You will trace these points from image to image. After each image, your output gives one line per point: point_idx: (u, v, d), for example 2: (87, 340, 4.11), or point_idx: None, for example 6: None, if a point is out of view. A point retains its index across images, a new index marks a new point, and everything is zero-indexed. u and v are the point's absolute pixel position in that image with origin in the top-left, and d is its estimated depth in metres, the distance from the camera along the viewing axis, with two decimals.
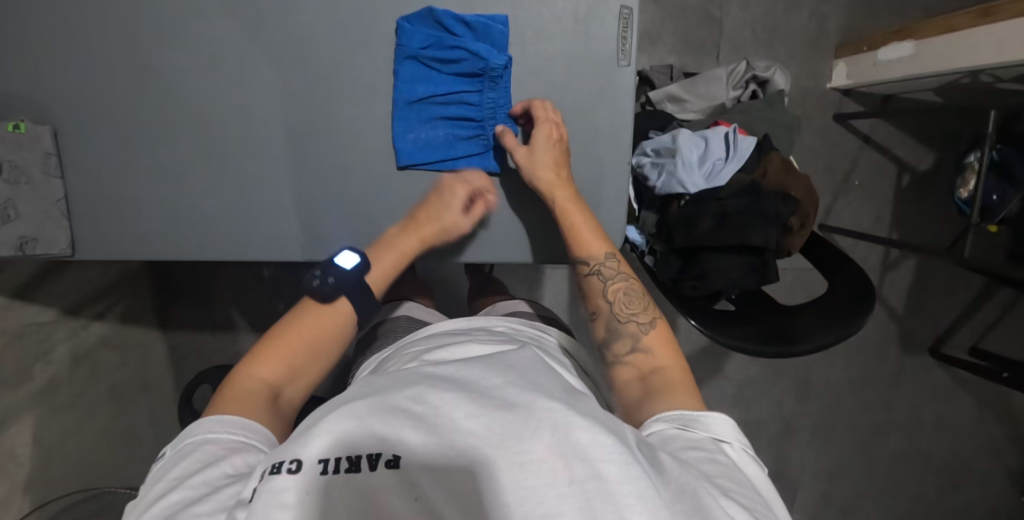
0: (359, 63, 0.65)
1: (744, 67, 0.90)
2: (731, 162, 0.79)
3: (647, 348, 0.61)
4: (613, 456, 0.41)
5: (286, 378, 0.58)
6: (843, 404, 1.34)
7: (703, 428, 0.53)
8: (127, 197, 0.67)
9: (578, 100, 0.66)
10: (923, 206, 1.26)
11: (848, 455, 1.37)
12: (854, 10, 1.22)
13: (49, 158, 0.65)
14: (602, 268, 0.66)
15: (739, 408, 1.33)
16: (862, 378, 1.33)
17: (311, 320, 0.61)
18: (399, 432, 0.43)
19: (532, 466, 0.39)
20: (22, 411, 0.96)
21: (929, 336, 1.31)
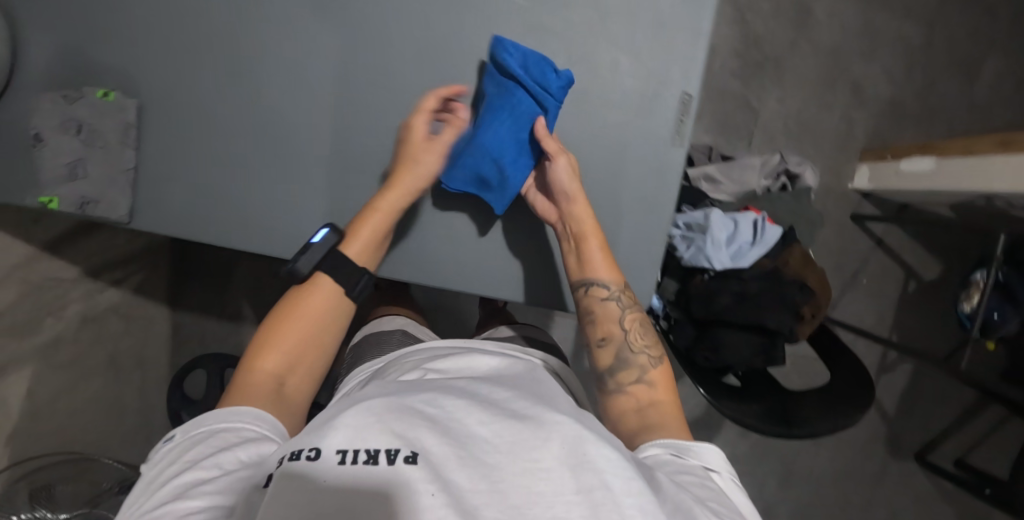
0: (434, 97, 0.69)
1: (778, 159, 0.95)
2: (757, 247, 0.83)
3: (651, 382, 0.66)
4: (616, 468, 0.45)
5: (287, 366, 0.63)
6: (825, 496, 1.34)
7: (695, 455, 0.57)
8: (193, 178, 0.71)
9: (629, 169, 0.70)
10: (926, 314, 1.30)
11: None
12: (882, 121, 1.29)
13: (128, 130, 0.69)
14: (620, 296, 0.69)
15: None
16: (847, 474, 1.33)
17: (310, 301, 0.66)
18: (417, 430, 0.46)
19: (542, 473, 0.44)
20: (21, 362, 0.97)
21: (917, 442, 1.32)
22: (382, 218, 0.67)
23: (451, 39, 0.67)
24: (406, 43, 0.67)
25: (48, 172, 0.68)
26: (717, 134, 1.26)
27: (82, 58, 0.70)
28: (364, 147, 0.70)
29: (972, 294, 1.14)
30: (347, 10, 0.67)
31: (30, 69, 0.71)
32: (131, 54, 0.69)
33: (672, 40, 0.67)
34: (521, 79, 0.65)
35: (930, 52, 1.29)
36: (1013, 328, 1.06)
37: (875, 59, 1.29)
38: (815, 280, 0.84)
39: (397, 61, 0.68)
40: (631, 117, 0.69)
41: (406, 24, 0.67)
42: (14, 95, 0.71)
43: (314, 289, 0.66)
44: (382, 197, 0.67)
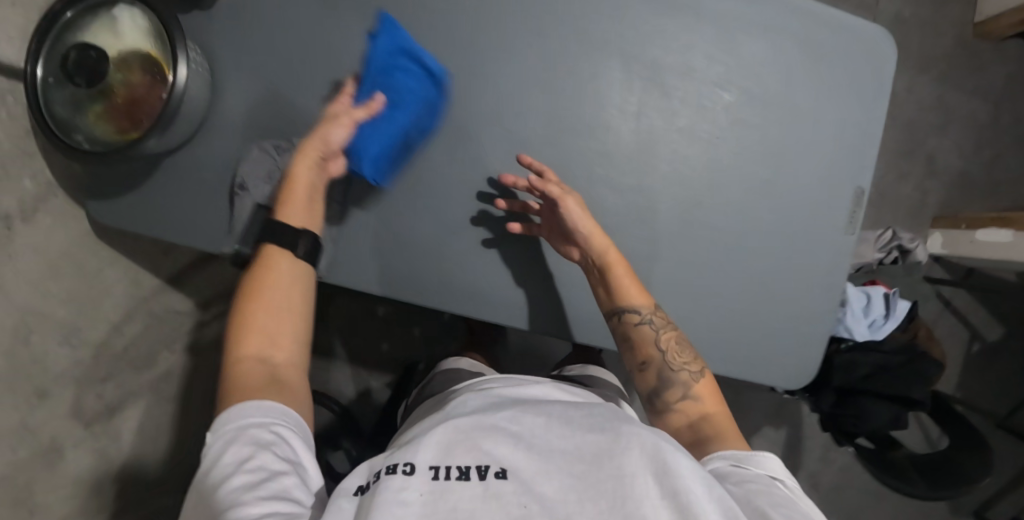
0: (640, 173, 0.71)
1: (890, 234, 1.02)
2: (889, 322, 0.90)
3: (698, 395, 0.63)
4: (701, 480, 0.44)
5: (269, 344, 0.55)
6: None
7: (758, 465, 0.53)
8: (390, 232, 0.69)
9: (806, 249, 0.75)
10: (986, 375, 1.37)
11: None
12: (953, 191, 1.37)
13: (336, 184, 0.68)
14: (653, 317, 0.66)
15: None
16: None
17: (270, 272, 0.57)
18: (497, 446, 0.46)
19: (630, 480, 0.44)
20: (136, 396, 0.95)
21: (976, 497, 1.37)
22: (305, 190, 0.61)
23: (661, 119, 0.70)
24: (619, 120, 0.70)
25: (249, 222, 0.69)
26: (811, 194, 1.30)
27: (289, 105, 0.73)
28: None
29: None
30: (565, 86, 0.69)
31: (228, 114, 0.72)
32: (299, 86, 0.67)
33: (845, 135, 0.74)
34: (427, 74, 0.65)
35: (997, 130, 1.38)
36: None
37: (948, 134, 1.37)
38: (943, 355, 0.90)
39: (609, 136, 0.70)
40: (808, 199, 0.74)
41: (623, 104, 0.70)
42: (210, 140, 0.72)
43: (267, 263, 0.58)
44: (291, 170, 0.60)
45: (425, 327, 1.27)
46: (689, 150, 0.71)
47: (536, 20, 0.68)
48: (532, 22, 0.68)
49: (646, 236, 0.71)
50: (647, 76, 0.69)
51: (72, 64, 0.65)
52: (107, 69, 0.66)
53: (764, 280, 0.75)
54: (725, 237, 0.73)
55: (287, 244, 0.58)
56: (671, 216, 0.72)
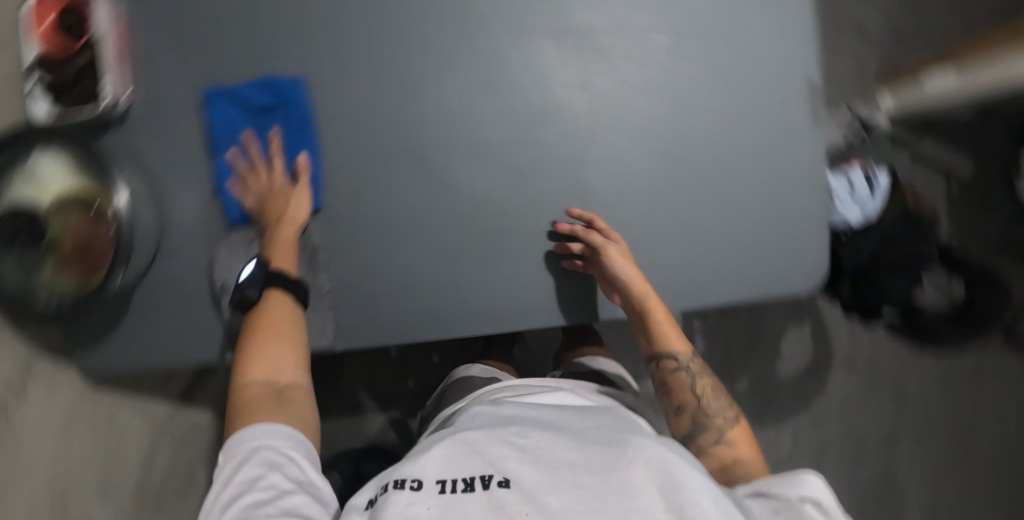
0: (594, 141, 0.73)
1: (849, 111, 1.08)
2: (876, 198, 0.91)
3: (728, 440, 0.69)
4: (709, 501, 0.42)
5: (273, 371, 0.56)
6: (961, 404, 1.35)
7: (789, 488, 0.54)
8: (382, 278, 0.70)
9: (777, 153, 0.75)
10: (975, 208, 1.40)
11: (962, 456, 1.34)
12: (888, 46, 1.39)
13: (315, 252, 0.69)
14: (690, 366, 0.74)
15: (846, 419, 1.35)
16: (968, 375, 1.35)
17: (278, 319, 0.60)
18: (502, 461, 0.46)
19: (633, 490, 0.42)
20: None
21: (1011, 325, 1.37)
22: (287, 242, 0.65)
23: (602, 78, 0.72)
24: (562, 94, 0.72)
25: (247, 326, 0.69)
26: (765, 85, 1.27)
27: None
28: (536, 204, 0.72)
29: None
30: (501, 79, 0.71)
31: (183, 224, 0.70)
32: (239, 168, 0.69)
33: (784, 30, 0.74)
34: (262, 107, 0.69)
35: None
36: None
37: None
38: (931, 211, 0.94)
39: (558, 112, 0.72)
40: (768, 103, 0.75)
41: (559, 78, 0.71)
42: (173, 255, 0.70)
43: (269, 308, 0.60)
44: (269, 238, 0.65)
45: (443, 351, 1.26)
46: (641, 98, 0.73)
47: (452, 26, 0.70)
48: (447, 37, 0.70)
49: (625, 192, 0.73)
50: (574, 43, 0.71)
51: (7, 229, 0.63)
52: (46, 223, 0.64)
53: (750, 192, 0.75)
54: (702, 165, 0.74)
55: (293, 293, 0.62)
56: (643, 167, 0.73)
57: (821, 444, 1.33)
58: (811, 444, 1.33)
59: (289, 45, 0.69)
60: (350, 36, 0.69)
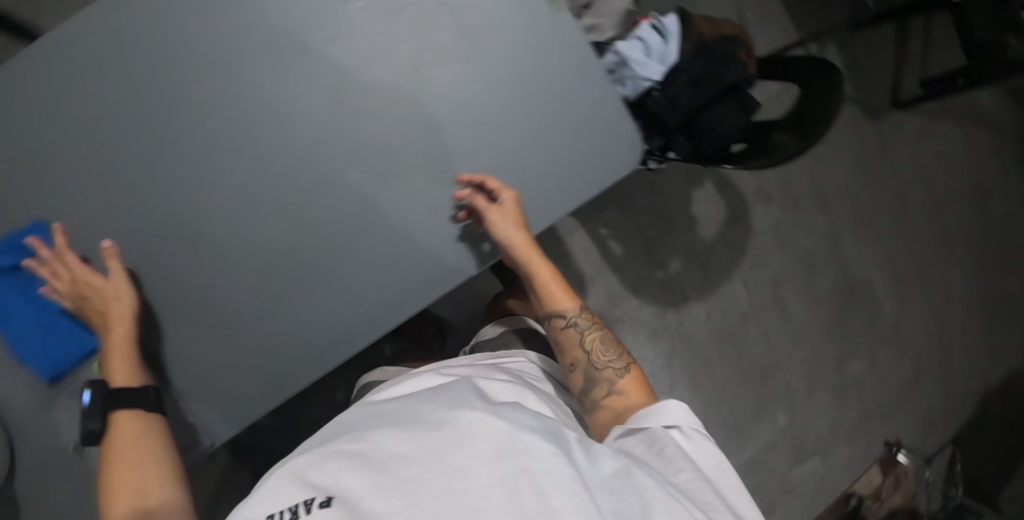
0: (331, 121, 0.59)
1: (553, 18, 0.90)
2: (672, 41, 0.76)
3: (618, 389, 0.76)
4: (536, 470, 0.50)
5: (134, 495, 0.57)
6: (898, 265, 1.47)
7: (657, 416, 0.68)
8: (174, 346, 0.61)
9: (549, 68, 0.64)
10: (874, 61, 1.40)
11: (907, 288, 1.48)
12: None
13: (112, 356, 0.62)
14: (577, 320, 0.81)
15: (804, 306, 1.41)
16: (903, 241, 1.46)
17: (121, 368, 0.58)
18: (337, 475, 0.50)
19: (454, 472, 0.50)
20: None
21: (885, 94, 1.41)
22: (119, 353, 0.58)
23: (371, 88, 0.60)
24: (321, 113, 0.59)
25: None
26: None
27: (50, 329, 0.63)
28: (313, 218, 0.60)
29: None
30: (256, 122, 0.58)
31: (18, 401, 0.63)
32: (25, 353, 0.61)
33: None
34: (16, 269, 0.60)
35: None
36: None
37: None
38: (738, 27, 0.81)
39: (329, 137, 0.59)
40: (542, 51, 0.64)
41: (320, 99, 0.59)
42: (29, 431, 0.63)
43: (121, 441, 0.58)
44: (103, 344, 0.59)
45: None
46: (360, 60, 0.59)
47: (169, 60, 0.57)
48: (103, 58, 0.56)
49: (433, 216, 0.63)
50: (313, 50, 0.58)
51: None
52: None
53: (539, 121, 0.65)
54: (501, 155, 0.64)
55: (137, 405, 0.58)
56: (436, 161, 0.62)
57: (789, 333, 1.40)
58: (782, 335, 1.40)
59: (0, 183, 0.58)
60: (71, 127, 0.57)
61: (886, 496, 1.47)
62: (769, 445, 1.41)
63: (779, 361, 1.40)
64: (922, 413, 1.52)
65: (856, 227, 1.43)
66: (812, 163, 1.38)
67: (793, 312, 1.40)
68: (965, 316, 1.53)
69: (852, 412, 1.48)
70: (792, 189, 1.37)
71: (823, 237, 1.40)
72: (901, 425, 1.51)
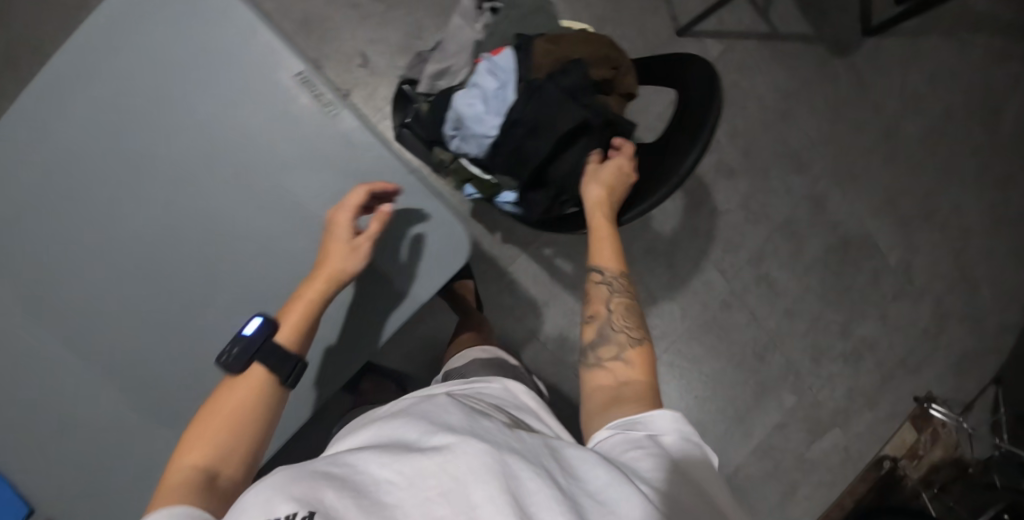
0: (127, 261, 0.57)
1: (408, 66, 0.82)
2: (510, 84, 0.68)
3: (627, 362, 0.59)
4: (546, 492, 0.39)
5: (217, 457, 0.48)
6: (901, 210, 1.30)
7: (644, 428, 0.51)
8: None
9: (330, 176, 0.57)
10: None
11: (916, 231, 1.31)
12: None
13: None
14: (613, 281, 0.64)
15: (794, 277, 1.28)
16: (903, 182, 1.29)
17: (291, 324, 0.53)
18: (317, 489, 0.37)
19: (450, 495, 0.37)
20: None
21: (853, 23, 1.23)
22: (305, 308, 0.54)
23: (213, 213, 0.57)
24: (160, 239, 0.57)
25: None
26: (404, 58, 1.07)
27: None
28: (135, 365, 0.58)
29: None
30: (135, 243, 0.57)
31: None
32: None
33: (290, 59, 0.56)
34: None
35: None
36: None
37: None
38: (595, 38, 0.69)
39: (196, 258, 0.57)
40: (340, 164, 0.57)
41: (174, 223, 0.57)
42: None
43: (242, 383, 0.52)
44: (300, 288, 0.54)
45: None
46: (139, 205, 0.57)
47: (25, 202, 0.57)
48: None
49: None
50: (147, 172, 0.56)
51: None
52: None
53: None
54: None
55: (276, 372, 0.52)
56: (231, 288, 0.58)
57: (781, 310, 1.28)
58: (772, 313, 1.28)
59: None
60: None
61: (925, 452, 1.37)
62: (780, 427, 1.30)
63: (774, 340, 1.28)
64: (951, 361, 1.37)
65: (842, 180, 1.27)
66: (777, 121, 1.23)
67: (781, 287, 1.27)
68: (988, 250, 1.35)
69: (869, 376, 1.34)
70: (757, 155, 1.23)
71: (804, 200, 1.26)
72: (930, 379, 1.36)
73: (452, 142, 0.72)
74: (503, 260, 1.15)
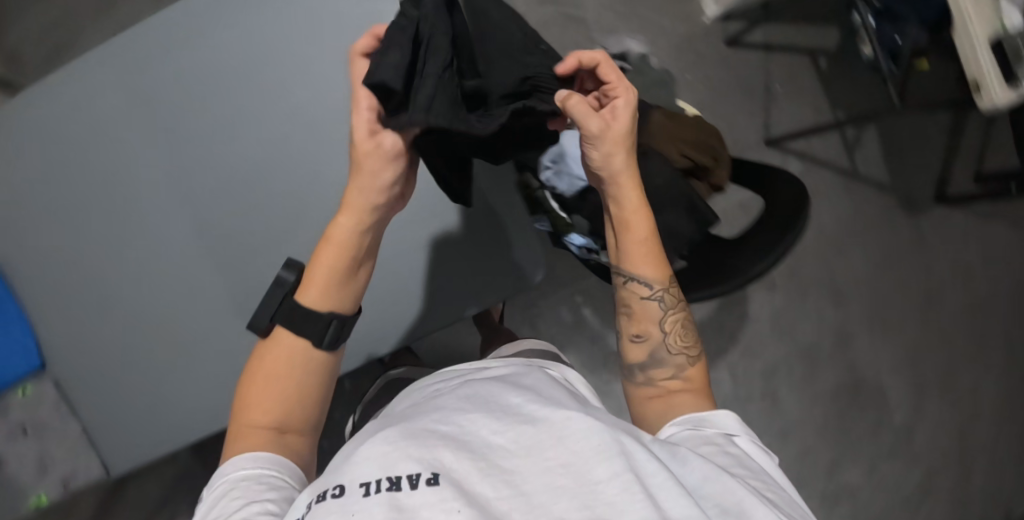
0: (254, 152, 0.70)
1: None
2: None
3: (688, 382, 0.60)
4: (651, 462, 0.45)
5: (282, 416, 0.52)
6: (919, 373, 1.31)
7: (713, 425, 0.54)
8: (96, 355, 0.69)
9: None
10: (919, 150, 1.26)
11: (929, 399, 1.31)
12: (698, 20, 1.20)
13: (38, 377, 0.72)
14: (663, 294, 0.60)
15: (800, 404, 1.27)
16: (928, 347, 1.31)
17: (315, 284, 0.53)
18: (435, 450, 0.44)
19: (557, 470, 0.45)
20: None
21: (930, 187, 1.26)
22: (329, 258, 0.53)
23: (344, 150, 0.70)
24: (284, 143, 0.70)
25: (22, 477, 0.69)
26: None
27: None
28: (229, 243, 0.70)
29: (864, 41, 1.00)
30: (269, 150, 0.70)
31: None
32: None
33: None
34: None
35: None
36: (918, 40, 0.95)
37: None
38: (701, 131, 0.79)
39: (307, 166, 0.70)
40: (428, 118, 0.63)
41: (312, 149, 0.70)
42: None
43: (280, 359, 0.53)
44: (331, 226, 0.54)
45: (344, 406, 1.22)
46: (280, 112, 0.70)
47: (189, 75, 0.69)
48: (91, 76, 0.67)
49: None
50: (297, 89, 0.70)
51: None
52: None
53: None
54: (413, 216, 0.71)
55: (308, 334, 0.54)
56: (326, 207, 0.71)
57: (777, 431, 1.25)
58: (768, 431, 1.26)
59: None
60: (110, 123, 0.68)
61: None
62: None
63: None
64: None
65: (870, 326, 1.29)
66: (829, 252, 1.27)
67: (784, 408, 1.26)
68: (995, 443, 1.33)
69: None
70: (799, 277, 1.27)
71: (829, 333, 1.28)
72: None
73: (543, 173, 0.75)
74: (536, 293, 1.19)
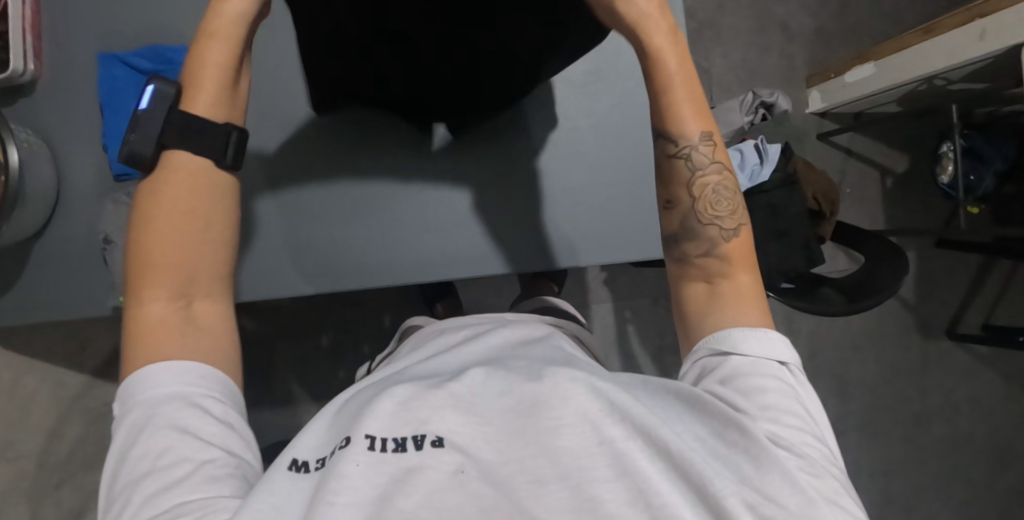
0: None
1: None
2: (768, 166, 0.85)
3: (725, 260, 0.48)
4: (663, 426, 0.34)
5: (182, 284, 0.41)
6: (893, 486, 1.40)
7: (752, 345, 0.43)
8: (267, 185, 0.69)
9: None
10: (942, 285, 1.41)
11: (897, 513, 1.39)
12: (798, 111, 1.34)
13: None
14: (693, 152, 0.49)
15: None
16: (904, 465, 1.40)
17: (196, 92, 0.43)
18: (434, 410, 0.35)
19: (564, 434, 0.33)
20: None
21: (945, 321, 1.41)
22: (204, 68, 0.43)
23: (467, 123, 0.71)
24: None
25: (123, 271, 0.66)
26: None
27: (87, 115, 0.68)
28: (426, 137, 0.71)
29: (945, 164, 1.16)
30: None
31: (84, 185, 0.67)
32: (110, 144, 0.66)
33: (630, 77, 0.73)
34: (149, 76, 0.66)
35: (788, 32, 1.33)
36: (991, 184, 1.10)
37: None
38: (824, 182, 0.90)
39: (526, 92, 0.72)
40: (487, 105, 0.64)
41: None
42: (73, 219, 0.67)
43: (164, 193, 0.42)
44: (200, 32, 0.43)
45: (376, 343, 1.21)
46: None
47: None
48: None
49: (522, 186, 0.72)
50: None
51: None
52: None
53: (621, 154, 0.73)
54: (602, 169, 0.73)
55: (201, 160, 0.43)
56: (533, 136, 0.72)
57: None
58: None
59: (182, 6, 0.67)
60: None
61: None
62: None
63: None
64: None
65: (862, 428, 1.39)
66: (846, 350, 1.38)
67: None
68: None
69: None
70: (815, 362, 1.37)
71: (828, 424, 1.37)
72: None
73: None
74: (591, 295, 1.25)
